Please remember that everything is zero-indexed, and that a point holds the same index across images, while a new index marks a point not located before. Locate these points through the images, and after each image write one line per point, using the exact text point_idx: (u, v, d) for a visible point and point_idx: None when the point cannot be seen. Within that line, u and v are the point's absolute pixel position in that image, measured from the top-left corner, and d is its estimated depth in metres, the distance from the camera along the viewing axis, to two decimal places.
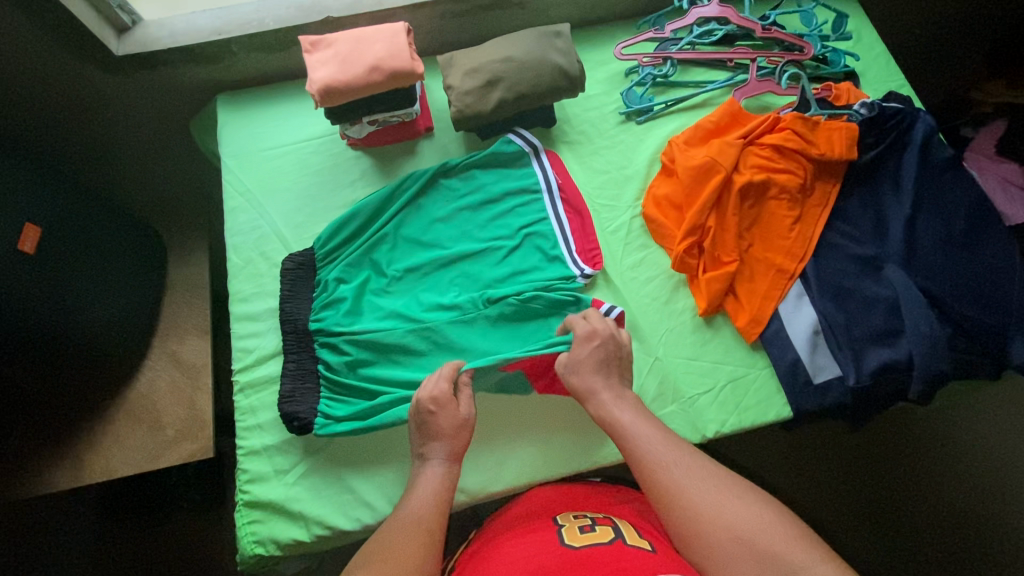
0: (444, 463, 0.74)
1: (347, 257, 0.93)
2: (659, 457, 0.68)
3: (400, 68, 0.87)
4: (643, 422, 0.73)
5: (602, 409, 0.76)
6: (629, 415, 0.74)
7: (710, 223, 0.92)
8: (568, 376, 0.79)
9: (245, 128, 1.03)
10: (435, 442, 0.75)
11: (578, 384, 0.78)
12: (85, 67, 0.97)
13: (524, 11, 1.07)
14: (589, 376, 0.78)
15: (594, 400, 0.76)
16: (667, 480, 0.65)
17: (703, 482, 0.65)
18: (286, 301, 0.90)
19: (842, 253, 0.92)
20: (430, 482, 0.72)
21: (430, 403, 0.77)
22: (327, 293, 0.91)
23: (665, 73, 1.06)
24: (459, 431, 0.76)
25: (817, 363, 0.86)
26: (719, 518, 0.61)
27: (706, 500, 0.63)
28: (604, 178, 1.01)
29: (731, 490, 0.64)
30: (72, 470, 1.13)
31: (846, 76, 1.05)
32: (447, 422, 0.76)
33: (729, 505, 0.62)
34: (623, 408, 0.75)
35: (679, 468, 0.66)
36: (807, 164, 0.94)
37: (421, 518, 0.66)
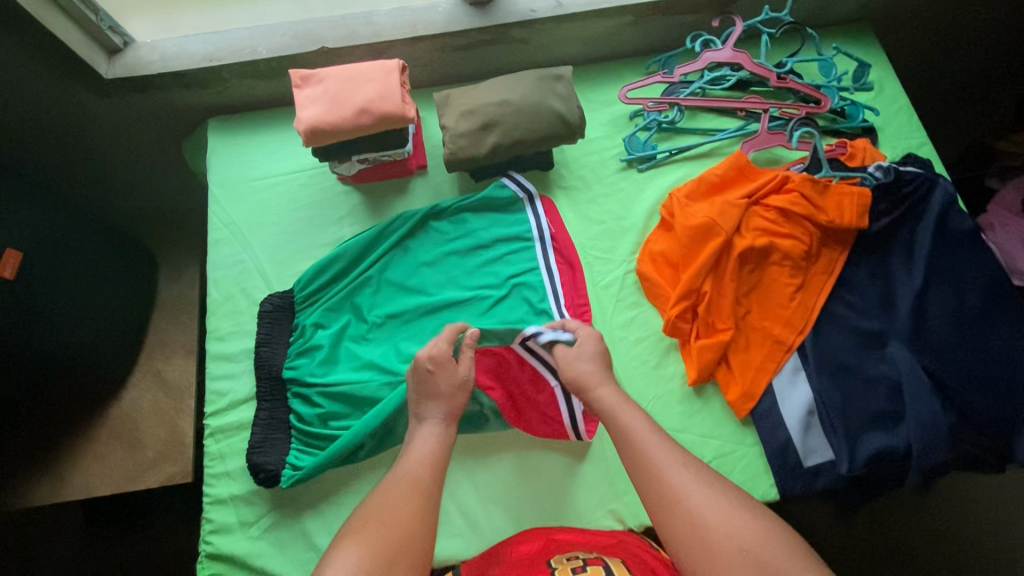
0: (440, 424, 0.75)
1: (328, 299, 0.91)
2: (661, 457, 0.64)
3: (389, 112, 0.84)
4: (639, 415, 0.70)
5: (608, 400, 0.73)
6: (627, 410, 0.71)
7: (706, 288, 0.87)
8: (574, 364, 0.77)
9: (235, 156, 1.01)
10: (432, 403, 0.76)
11: (579, 372, 0.77)
12: (74, 88, 0.95)
13: (529, 46, 1.02)
14: (589, 364, 0.77)
15: (604, 389, 0.74)
16: (669, 480, 0.62)
17: (707, 486, 0.61)
18: (262, 345, 0.88)
19: (845, 326, 0.87)
20: (427, 441, 0.72)
21: (429, 361, 0.78)
22: (305, 339, 0.89)
23: (672, 119, 1.01)
24: (458, 390, 0.77)
25: (809, 445, 0.82)
26: (722, 526, 0.57)
27: (710, 505, 0.59)
28: (600, 228, 0.97)
29: (735, 498, 0.60)
30: (51, 487, 1.13)
31: (864, 132, 0.99)
32: (446, 382, 0.77)
33: (733, 514, 0.58)
34: (622, 404, 0.72)
35: (685, 470, 0.63)
36: (814, 230, 0.89)
37: (419, 486, 0.67)
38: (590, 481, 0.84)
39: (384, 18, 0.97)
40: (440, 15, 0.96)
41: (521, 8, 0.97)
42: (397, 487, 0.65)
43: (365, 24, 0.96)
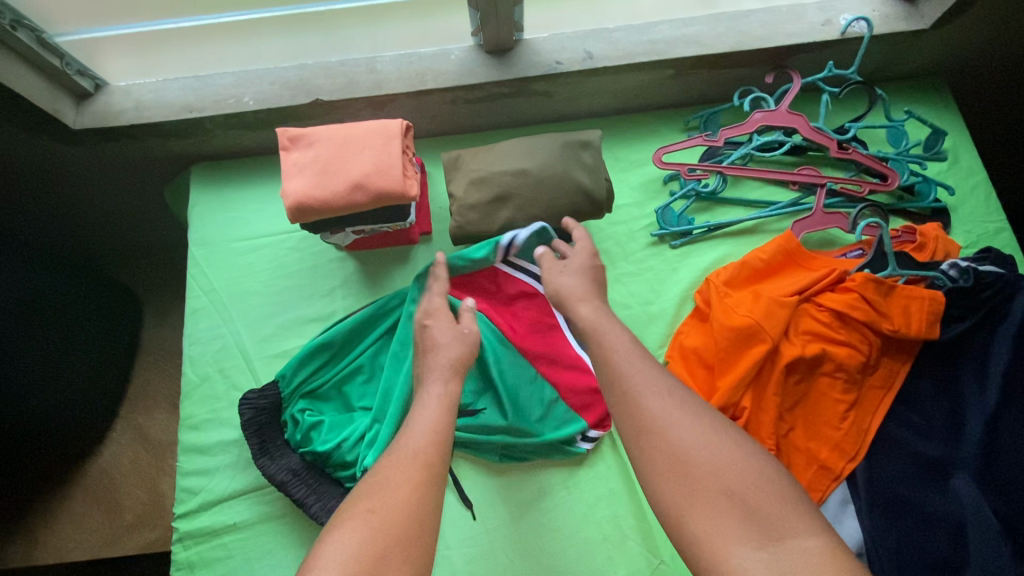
0: (442, 384, 0.66)
1: (310, 387, 0.80)
2: (642, 383, 0.58)
3: (389, 188, 0.73)
4: (624, 334, 0.64)
5: (589, 316, 0.67)
6: (617, 332, 0.64)
7: (746, 402, 0.76)
8: (560, 277, 0.73)
9: (218, 214, 0.90)
10: (429, 354, 0.70)
11: (561, 286, 0.72)
12: (41, 138, 0.85)
13: (551, 99, 0.90)
14: (574, 278, 0.72)
15: (585, 305, 0.68)
16: (649, 409, 0.55)
17: (695, 418, 0.55)
18: (261, 457, 0.75)
19: (902, 451, 0.75)
20: (431, 404, 0.63)
21: (424, 316, 0.74)
22: (297, 429, 0.77)
23: (712, 189, 0.89)
24: (458, 343, 0.71)
25: None
26: (712, 459, 0.51)
27: (698, 436, 0.53)
28: (626, 314, 0.85)
29: (727, 433, 0.54)
30: (23, 549, 1.05)
31: (935, 213, 0.87)
32: (443, 333, 0.72)
33: (721, 445, 0.52)
34: (608, 321, 0.66)
35: (667, 397, 0.56)
36: (874, 338, 0.77)
37: (420, 453, 0.57)
38: None
39: (387, 67, 0.85)
40: (452, 64, 0.85)
41: (546, 58, 0.85)
42: (388, 457, 0.57)
43: (366, 73, 0.85)
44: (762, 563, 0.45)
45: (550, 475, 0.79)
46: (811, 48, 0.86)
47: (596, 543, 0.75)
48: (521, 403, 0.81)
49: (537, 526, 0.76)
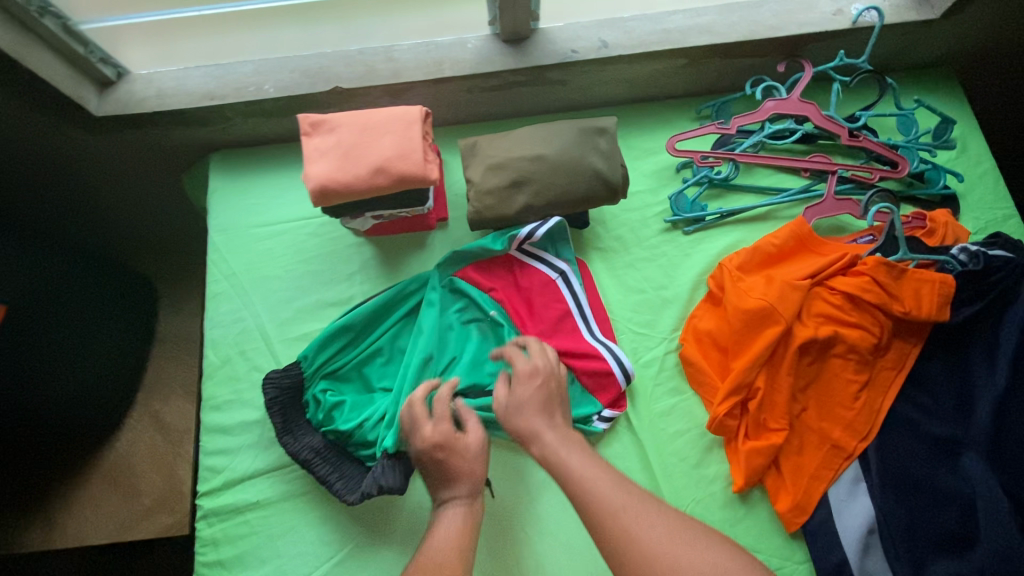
0: (465, 502, 0.66)
1: (330, 368, 0.81)
2: (603, 496, 0.57)
3: (410, 173, 0.74)
4: (585, 456, 0.63)
5: (548, 448, 0.65)
6: (576, 452, 0.63)
7: (759, 383, 0.77)
8: (512, 416, 0.69)
9: (238, 200, 0.92)
10: (451, 485, 0.67)
11: (525, 424, 0.68)
12: (64, 126, 0.86)
13: (565, 87, 0.91)
14: (530, 414, 0.68)
15: (539, 443, 0.66)
16: (616, 527, 0.55)
17: (659, 523, 0.55)
18: (284, 435, 0.77)
19: (912, 431, 0.77)
20: (453, 522, 0.64)
21: (437, 449, 0.68)
22: (320, 408, 0.79)
23: (725, 176, 0.90)
24: (477, 461, 0.68)
25: (866, 569, 0.73)
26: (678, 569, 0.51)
27: (659, 539, 0.53)
28: (640, 298, 0.87)
29: (686, 536, 0.54)
30: (42, 533, 1.07)
31: (944, 200, 0.88)
32: (461, 460, 0.68)
33: (685, 548, 0.53)
34: (569, 446, 0.64)
35: (629, 508, 0.56)
36: (885, 320, 0.78)
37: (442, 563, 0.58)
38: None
39: (405, 55, 0.87)
40: (469, 53, 0.86)
41: (562, 47, 0.86)
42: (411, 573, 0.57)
43: (384, 61, 0.87)
44: None
45: None
46: (822, 37, 0.88)
47: None
48: None
49: (554, 504, 0.78)
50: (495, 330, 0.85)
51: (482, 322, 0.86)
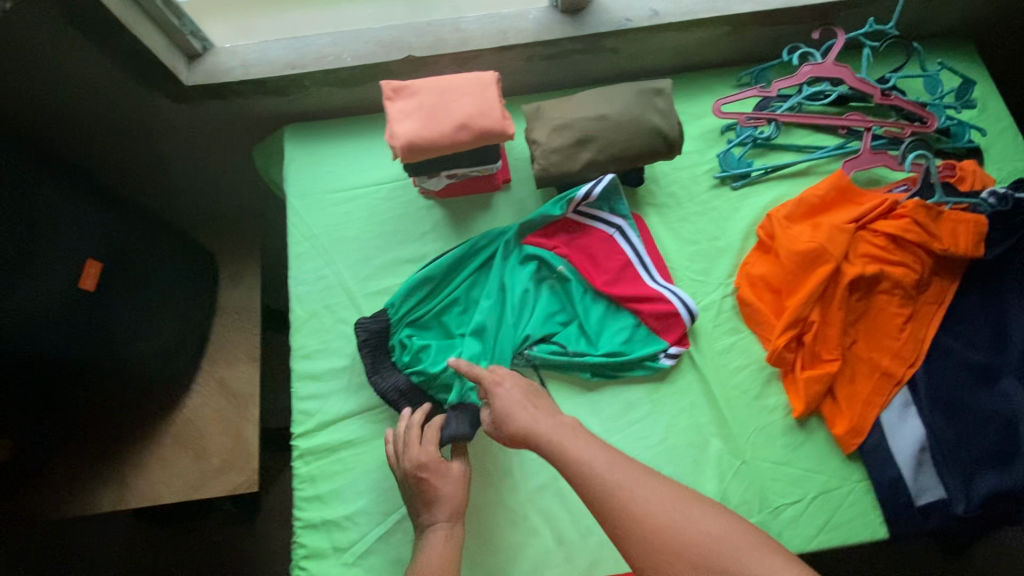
0: (446, 524, 0.74)
1: (416, 315, 0.88)
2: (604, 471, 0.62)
3: (491, 129, 0.81)
4: (579, 442, 0.66)
5: (543, 440, 0.67)
6: (569, 439, 0.66)
7: (813, 317, 0.84)
8: (501, 431, 0.72)
9: (313, 166, 0.98)
10: (433, 506, 0.75)
11: (517, 426, 0.70)
12: (154, 95, 0.92)
13: (617, 56, 0.98)
14: (515, 415, 0.71)
15: (535, 440, 0.68)
16: (620, 499, 0.60)
17: (659, 495, 0.60)
18: (372, 373, 0.85)
19: (955, 360, 0.83)
20: (439, 544, 0.73)
21: (419, 471, 0.76)
22: (408, 352, 0.86)
23: (768, 136, 0.97)
24: (458, 487, 0.77)
25: (920, 484, 0.79)
26: (671, 529, 0.57)
27: (657, 510, 0.59)
28: (694, 248, 0.93)
29: (679, 505, 0.59)
30: (115, 495, 1.12)
31: (970, 152, 0.95)
32: (441, 486, 0.76)
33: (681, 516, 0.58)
34: (562, 434, 0.67)
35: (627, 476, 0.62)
36: (926, 258, 0.85)
37: None
38: None
39: (472, 25, 0.93)
40: (530, 23, 0.93)
41: (616, 17, 0.93)
42: None
43: (452, 32, 0.93)
44: None
45: (636, 391, 0.86)
46: (853, 5, 0.95)
47: (683, 449, 0.83)
48: (603, 331, 0.88)
49: (624, 435, 0.84)
50: (562, 285, 0.91)
51: (549, 279, 0.91)
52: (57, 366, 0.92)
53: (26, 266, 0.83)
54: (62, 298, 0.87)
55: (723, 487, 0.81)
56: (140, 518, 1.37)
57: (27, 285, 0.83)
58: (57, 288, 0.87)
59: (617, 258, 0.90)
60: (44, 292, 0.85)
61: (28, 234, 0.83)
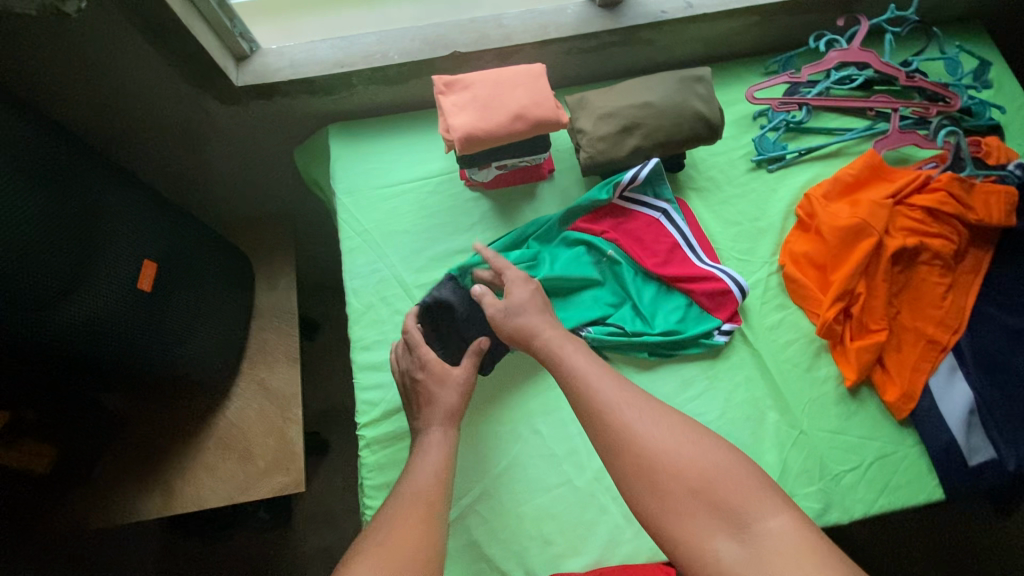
0: (442, 428, 0.78)
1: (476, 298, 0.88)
2: (612, 403, 0.66)
3: (545, 118, 0.84)
4: (586, 358, 0.73)
5: (547, 342, 0.76)
6: (577, 354, 0.73)
7: (860, 289, 0.87)
8: (512, 318, 0.79)
9: (360, 163, 0.99)
10: (430, 407, 0.79)
11: (524, 322, 0.78)
12: (203, 96, 0.94)
13: (652, 47, 1.01)
14: (525, 312, 0.79)
15: (540, 338, 0.76)
16: (622, 423, 0.64)
17: (664, 426, 0.63)
18: None
19: (994, 326, 0.87)
20: (438, 447, 0.75)
21: (418, 371, 0.81)
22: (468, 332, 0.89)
23: (800, 120, 1.01)
24: (452, 392, 0.80)
25: (971, 444, 0.81)
26: (675, 462, 0.60)
27: (659, 442, 0.62)
28: (737, 230, 0.96)
29: (683, 436, 0.62)
30: (162, 501, 1.08)
31: (992, 129, 0.99)
32: (435, 388, 0.80)
33: (680, 447, 0.61)
34: (570, 347, 0.74)
35: (629, 409, 0.65)
36: (962, 229, 0.89)
37: (420, 487, 0.69)
38: None
39: (513, 21, 0.96)
40: (569, 17, 0.96)
41: (651, 9, 0.97)
42: (403, 498, 0.68)
43: (495, 28, 0.96)
44: (724, 542, 0.55)
45: (692, 368, 0.88)
46: None
47: (741, 423, 0.85)
48: (656, 312, 0.90)
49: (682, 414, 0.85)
50: (613, 269, 0.93)
51: (600, 263, 0.93)
52: (115, 370, 0.91)
53: (92, 267, 0.82)
54: (125, 297, 0.87)
55: (782, 458, 0.83)
56: (176, 525, 1.35)
57: (91, 287, 0.82)
58: (116, 289, 0.86)
59: (664, 241, 0.93)
60: (109, 291, 0.85)
61: (88, 232, 0.82)
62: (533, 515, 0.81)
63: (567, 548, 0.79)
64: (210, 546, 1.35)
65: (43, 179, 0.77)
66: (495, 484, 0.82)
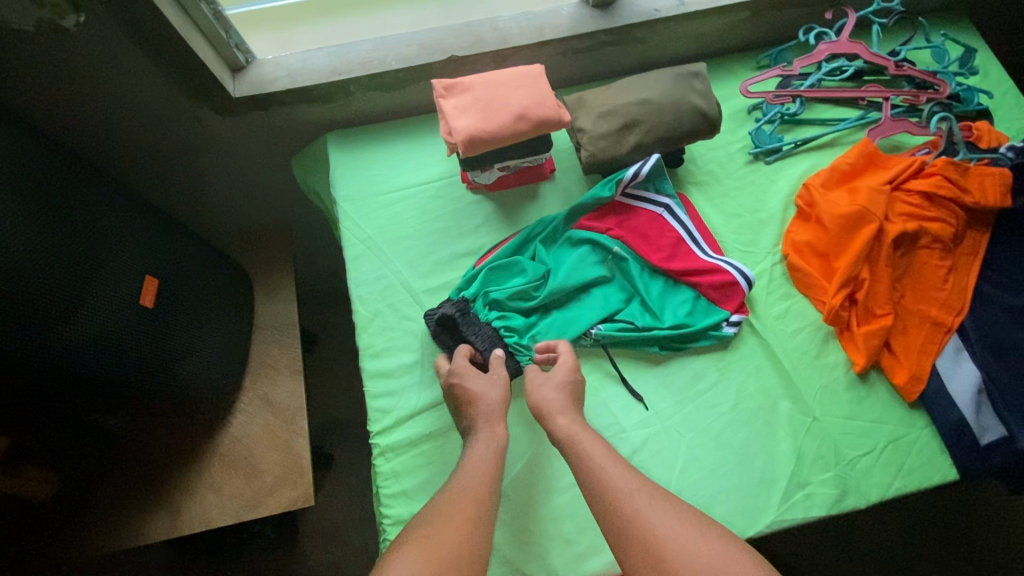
0: (489, 428, 0.77)
1: (490, 297, 0.89)
2: (620, 486, 0.68)
3: (546, 117, 0.84)
4: (604, 450, 0.73)
5: (568, 424, 0.76)
6: (596, 443, 0.74)
7: (863, 275, 0.88)
8: (543, 387, 0.80)
9: (360, 171, 0.98)
10: (471, 408, 0.79)
11: (546, 397, 0.79)
12: (199, 108, 0.93)
13: (645, 46, 1.03)
14: (554, 389, 0.80)
15: (565, 416, 0.77)
16: (629, 508, 0.65)
17: (668, 512, 0.65)
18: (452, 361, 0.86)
19: (995, 305, 0.88)
20: (484, 448, 0.75)
21: (452, 376, 0.82)
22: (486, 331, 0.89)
23: (794, 112, 1.02)
24: (493, 391, 0.81)
25: (982, 423, 0.82)
26: (678, 545, 0.61)
27: (666, 530, 0.63)
28: (738, 222, 0.97)
29: (689, 521, 0.64)
30: (167, 523, 1.06)
31: (980, 114, 1.01)
32: (473, 386, 0.81)
33: (685, 532, 0.63)
34: (590, 437, 0.74)
35: (639, 493, 0.67)
36: (960, 212, 0.91)
37: (466, 489, 0.69)
38: (747, 477, 0.81)
39: (509, 24, 0.97)
40: (564, 18, 0.97)
41: (645, 8, 0.98)
42: (457, 497, 0.68)
43: (491, 31, 0.96)
44: None
45: (703, 361, 0.88)
46: None
47: (754, 413, 0.85)
48: (665, 306, 0.91)
49: (695, 406, 0.85)
50: (619, 265, 0.93)
51: (606, 259, 0.93)
52: (117, 390, 0.89)
53: (92, 284, 0.80)
54: (127, 313, 0.86)
55: (798, 444, 0.83)
56: (179, 548, 1.32)
57: (91, 307, 0.80)
58: (118, 306, 0.84)
59: (668, 235, 0.93)
60: (110, 308, 0.83)
61: (87, 250, 0.80)
62: (553, 516, 0.80)
63: (589, 547, 0.78)
64: (214, 567, 1.32)
65: (40, 195, 0.75)
66: (513, 486, 0.82)
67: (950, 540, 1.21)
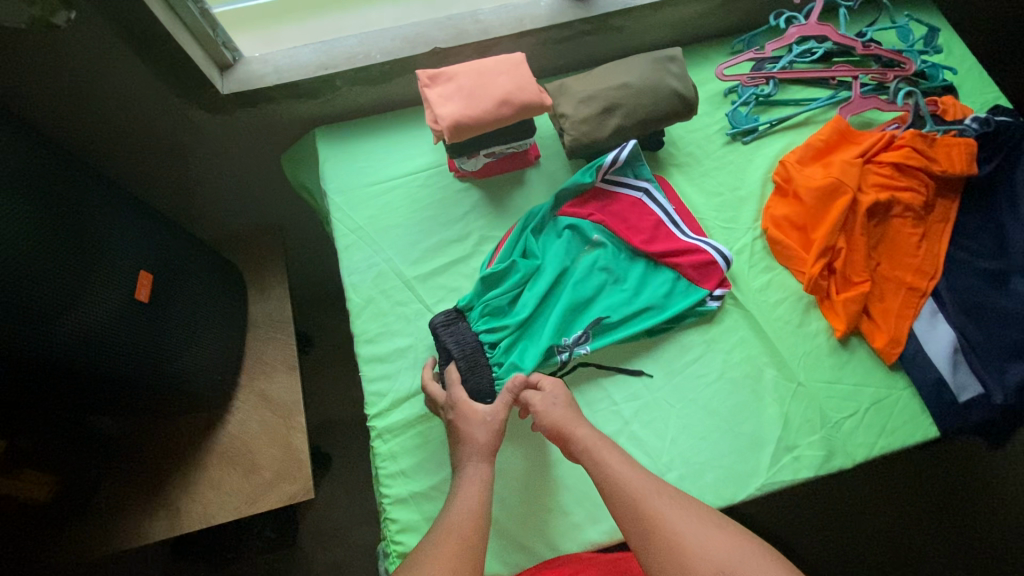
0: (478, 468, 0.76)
1: (487, 307, 0.89)
2: (638, 487, 0.70)
3: (528, 102, 0.87)
4: (621, 459, 0.74)
5: (587, 438, 0.76)
6: (614, 452, 0.74)
7: (840, 244, 0.91)
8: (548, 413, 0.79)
9: (348, 164, 1.00)
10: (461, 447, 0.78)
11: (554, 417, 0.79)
12: (188, 106, 0.95)
13: (623, 34, 1.06)
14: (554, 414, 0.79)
15: (578, 439, 0.76)
16: (651, 509, 0.68)
17: (687, 513, 0.67)
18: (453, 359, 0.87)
19: (967, 269, 0.92)
20: (474, 485, 0.74)
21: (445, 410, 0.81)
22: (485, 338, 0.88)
23: (768, 93, 1.06)
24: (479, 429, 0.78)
25: (959, 381, 0.85)
26: (699, 543, 0.64)
27: (689, 532, 0.65)
28: (719, 200, 1.00)
29: (710, 522, 0.67)
30: (167, 521, 1.06)
31: (946, 90, 1.05)
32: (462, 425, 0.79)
33: (707, 533, 0.65)
34: (609, 449, 0.75)
35: (661, 496, 0.69)
36: (929, 181, 0.95)
37: (456, 526, 0.69)
38: (737, 443, 0.84)
39: (489, 16, 1.00)
40: (543, 9, 1.00)
41: None
42: (447, 540, 0.67)
43: (472, 23, 0.99)
44: None
45: (690, 334, 0.91)
46: None
47: (741, 382, 0.87)
48: (648, 287, 0.93)
49: (683, 376, 0.88)
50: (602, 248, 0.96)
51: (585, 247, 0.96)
52: (115, 387, 0.90)
53: (88, 282, 0.82)
54: (122, 310, 0.87)
55: (784, 410, 0.86)
56: (178, 550, 1.32)
57: (86, 305, 0.81)
58: (114, 304, 0.86)
59: (648, 219, 0.96)
60: (105, 306, 0.84)
61: (81, 249, 0.81)
62: (549, 488, 0.82)
63: (584, 513, 0.81)
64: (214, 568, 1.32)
65: (34, 194, 0.77)
66: (507, 461, 0.83)
67: (940, 506, 1.24)
